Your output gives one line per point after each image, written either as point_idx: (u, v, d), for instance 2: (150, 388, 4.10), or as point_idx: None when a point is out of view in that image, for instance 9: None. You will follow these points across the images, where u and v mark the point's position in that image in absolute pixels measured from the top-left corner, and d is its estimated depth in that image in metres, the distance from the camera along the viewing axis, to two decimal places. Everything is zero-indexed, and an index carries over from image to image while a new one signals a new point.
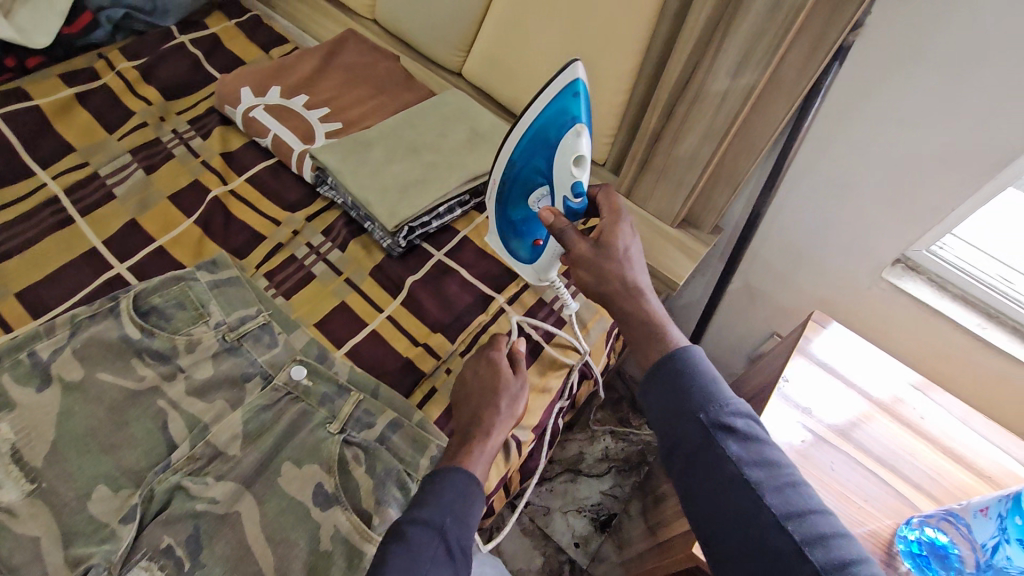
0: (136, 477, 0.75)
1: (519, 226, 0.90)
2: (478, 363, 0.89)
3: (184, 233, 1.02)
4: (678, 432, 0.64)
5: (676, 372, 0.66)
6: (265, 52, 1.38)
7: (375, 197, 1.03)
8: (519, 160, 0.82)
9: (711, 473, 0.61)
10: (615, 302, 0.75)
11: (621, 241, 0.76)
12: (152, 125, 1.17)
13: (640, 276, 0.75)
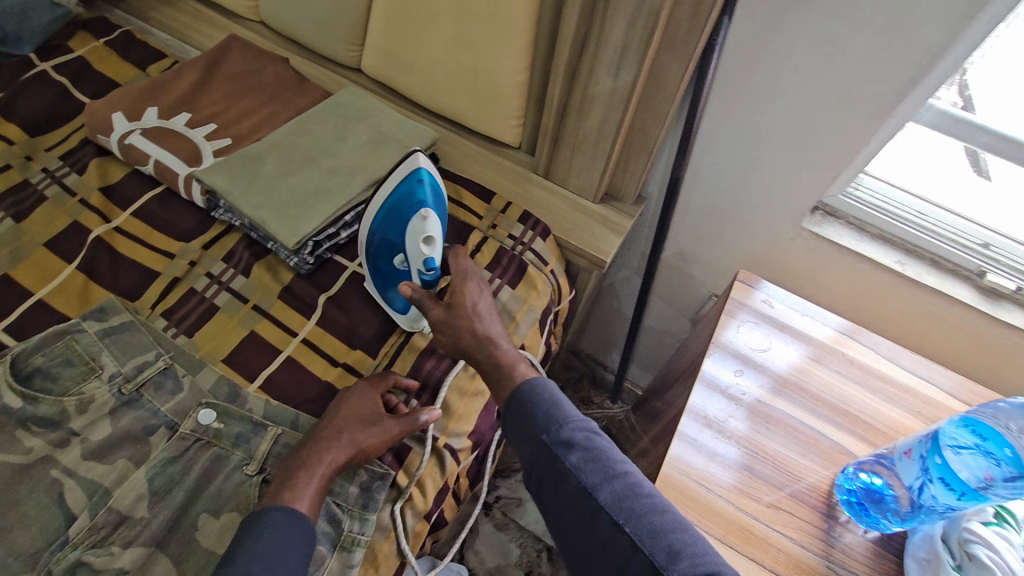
0: (32, 560, 0.69)
1: (390, 280, 0.94)
2: (345, 391, 0.84)
3: (66, 281, 0.94)
4: (529, 455, 0.71)
5: (524, 401, 0.74)
6: (140, 70, 1.28)
7: (271, 215, 0.96)
8: (377, 233, 0.91)
9: (559, 485, 0.68)
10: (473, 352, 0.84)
11: (468, 298, 0.87)
12: (18, 167, 1.07)
13: (489, 327, 0.85)
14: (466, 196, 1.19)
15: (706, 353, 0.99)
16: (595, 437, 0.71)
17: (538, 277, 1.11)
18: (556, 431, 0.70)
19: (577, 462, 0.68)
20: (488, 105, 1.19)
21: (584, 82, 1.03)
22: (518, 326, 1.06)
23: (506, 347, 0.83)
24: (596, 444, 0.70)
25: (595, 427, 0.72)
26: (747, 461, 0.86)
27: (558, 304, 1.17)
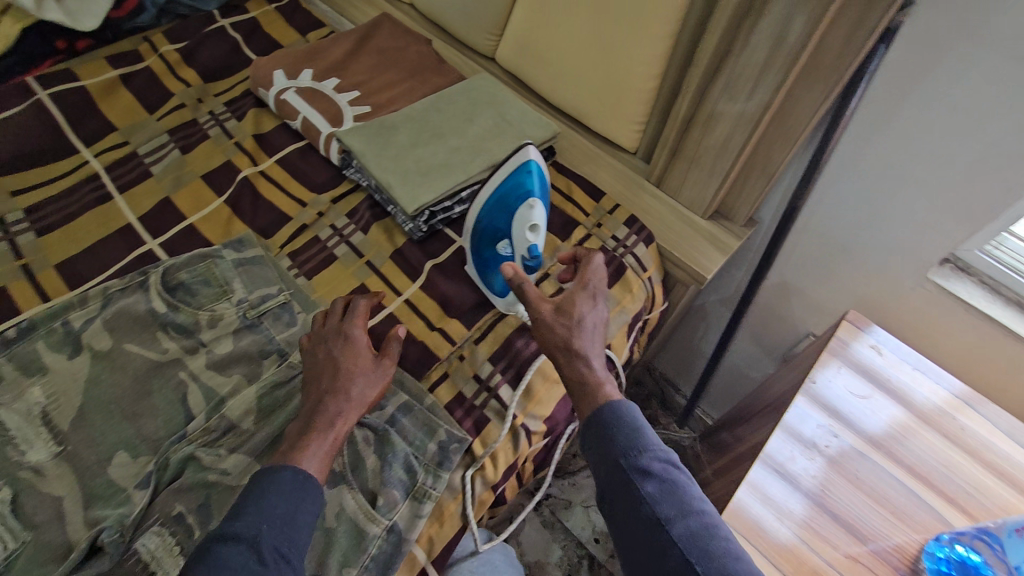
0: (155, 445, 0.78)
1: (490, 263, 0.95)
2: (334, 342, 0.82)
3: (214, 212, 1.05)
4: (604, 475, 0.72)
5: (607, 420, 0.74)
6: (301, 36, 1.40)
7: (397, 179, 1.02)
8: (483, 224, 0.93)
9: (631, 513, 0.68)
10: (565, 361, 0.82)
11: (579, 307, 0.85)
12: (190, 107, 1.20)
13: (586, 342, 0.83)
14: (576, 193, 1.20)
15: (793, 398, 0.95)
16: (674, 470, 0.71)
17: (635, 281, 1.10)
18: (636, 458, 0.71)
19: (654, 492, 0.68)
20: (613, 106, 1.20)
21: (716, 96, 1.02)
22: (608, 325, 1.05)
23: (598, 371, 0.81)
24: (675, 477, 0.70)
25: (676, 461, 0.72)
26: (827, 506, 0.82)
27: (650, 313, 1.15)
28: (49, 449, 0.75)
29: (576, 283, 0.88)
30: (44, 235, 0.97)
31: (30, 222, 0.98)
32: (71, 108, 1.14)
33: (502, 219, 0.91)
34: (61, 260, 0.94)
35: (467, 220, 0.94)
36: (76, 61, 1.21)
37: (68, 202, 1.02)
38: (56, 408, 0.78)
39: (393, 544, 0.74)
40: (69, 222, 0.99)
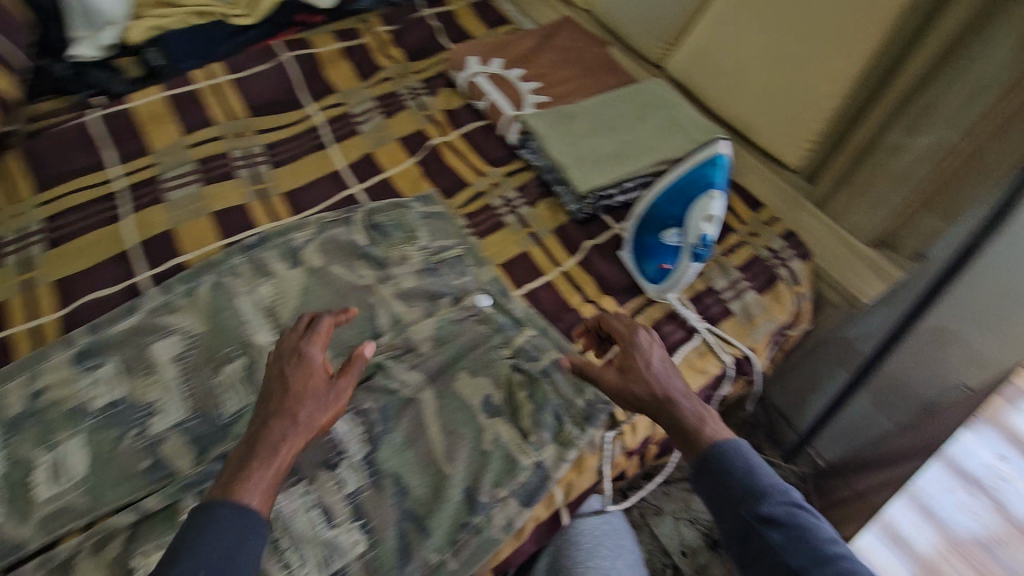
0: (349, 350, 0.89)
1: (650, 250, 0.99)
2: (287, 360, 0.70)
3: (406, 170, 1.17)
4: (727, 522, 0.69)
5: (719, 464, 0.71)
6: (490, 30, 1.49)
7: (572, 162, 1.05)
8: (651, 215, 0.99)
9: (763, 563, 0.65)
10: (659, 410, 0.77)
11: (641, 361, 0.80)
12: (394, 81, 1.33)
13: (669, 385, 0.78)
14: (735, 201, 1.18)
15: (934, 462, 1.18)
16: (799, 513, 0.67)
17: (786, 293, 1.05)
18: (759, 504, 0.68)
19: (781, 542, 0.65)
20: (792, 120, 1.16)
21: (900, 130, 1.05)
22: (754, 330, 0.99)
23: (695, 409, 0.76)
24: (802, 520, 0.66)
25: (800, 501, 0.69)
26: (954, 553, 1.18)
27: (793, 329, 1.08)
28: (272, 334, 0.90)
29: (624, 340, 0.83)
30: (275, 169, 1.13)
31: (265, 155, 1.14)
32: (304, 66, 1.30)
33: (676, 207, 0.96)
34: (288, 189, 1.11)
35: (637, 209, 1.02)
36: (309, 33, 1.37)
37: (293, 144, 1.18)
38: (278, 305, 0.93)
39: (538, 476, 0.80)
40: (293, 161, 1.15)
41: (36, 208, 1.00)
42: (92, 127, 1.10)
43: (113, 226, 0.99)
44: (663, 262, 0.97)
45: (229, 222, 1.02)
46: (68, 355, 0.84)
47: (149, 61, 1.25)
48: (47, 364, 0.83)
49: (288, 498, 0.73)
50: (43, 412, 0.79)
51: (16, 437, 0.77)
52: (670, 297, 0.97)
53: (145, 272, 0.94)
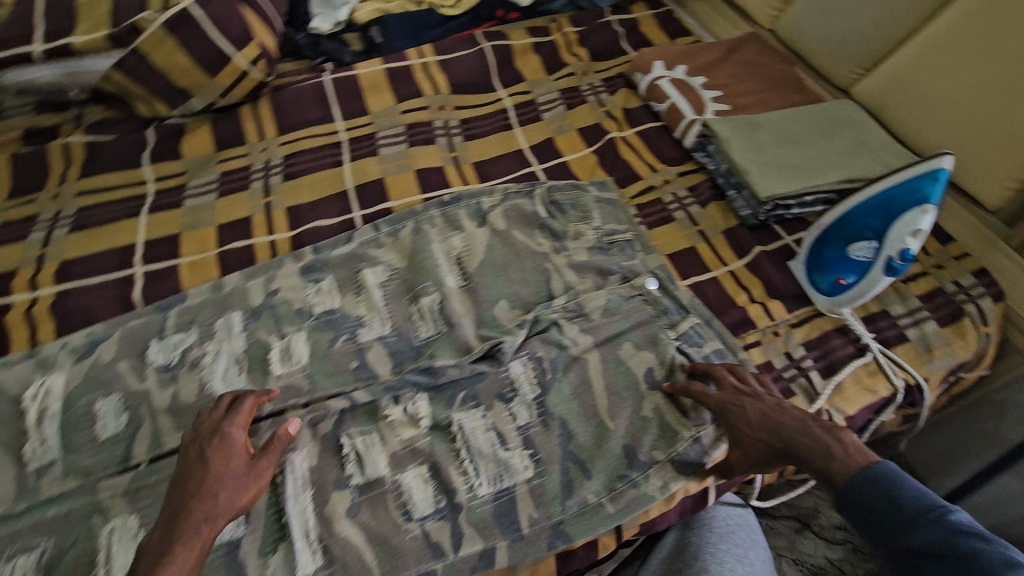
0: (526, 305, 0.97)
1: (828, 261, 0.97)
2: (207, 441, 0.72)
3: (584, 158, 1.21)
4: (885, 556, 0.64)
5: (854, 500, 0.67)
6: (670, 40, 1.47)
7: (754, 168, 1.07)
8: (840, 226, 0.96)
9: None
10: (788, 456, 0.74)
11: (742, 417, 0.78)
12: (577, 76, 1.36)
13: (781, 433, 0.75)
14: None
15: None
16: (959, 539, 0.59)
17: (971, 331, 0.98)
18: (906, 538, 0.62)
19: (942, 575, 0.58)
20: (1007, 156, 1.07)
21: None
22: (931, 360, 0.95)
23: (816, 444, 0.72)
24: (964, 545, 0.58)
25: (962, 525, 0.60)
26: None
27: (970, 371, 1.00)
28: (457, 279, 1.00)
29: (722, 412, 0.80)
30: (466, 141, 1.22)
31: (460, 129, 1.24)
32: (498, 55, 1.37)
33: (877, 219, 0.91)
34: (476, 159, 1.20)
35: (828, 215, 0.97)
36: (505, 27, 1.43)
37: (482, 124, 1.26)
38: (465, 258, 1.02)
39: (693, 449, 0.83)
40: (481, 138, 1.23)
41: (278, 146, 1.17)
42: (328, 87, 1.25)
43: (338, 170, 1.14)
44: (839, 276, 0.96)
45: (428, 179, 1.14)
46: (297, 268, 0.99)
47: (371, 38, 1.39)
48: (280, 270, 0.99)
49: (469, 417, 0.83)
50: (276, 306, 0.94)
51: (256, 322, 0.93)
52: (844, 313, 0.96)
53: (358, 210, 1.08)
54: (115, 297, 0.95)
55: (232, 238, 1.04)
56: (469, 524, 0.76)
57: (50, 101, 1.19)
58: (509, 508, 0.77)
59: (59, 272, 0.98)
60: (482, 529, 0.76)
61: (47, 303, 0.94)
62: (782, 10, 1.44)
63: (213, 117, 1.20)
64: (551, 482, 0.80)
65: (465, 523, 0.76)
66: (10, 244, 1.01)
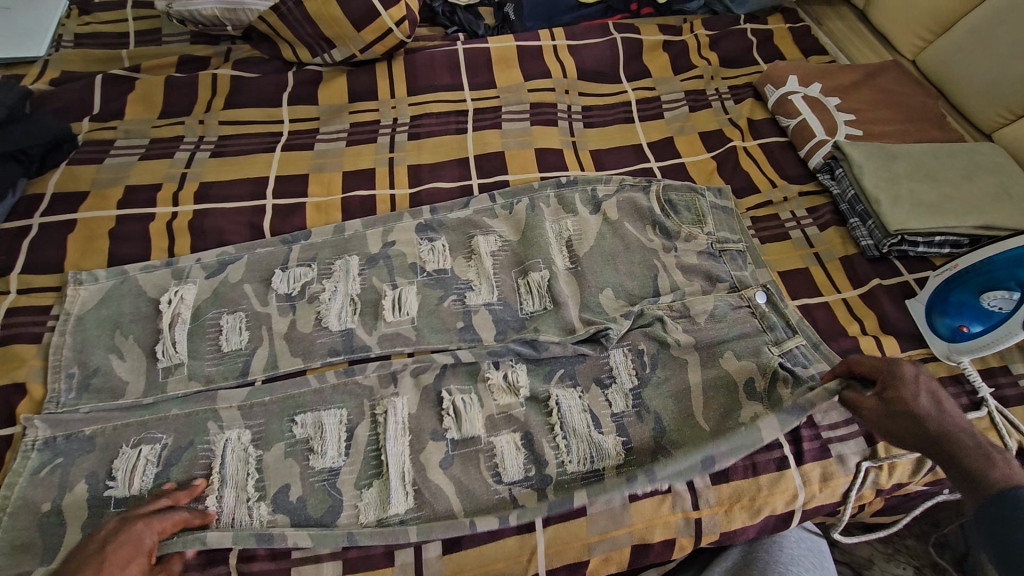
0: (631, 298, 0.97)
1: (953, 306, 0.93)
2: (113, 537, 0.67)
3: (703, 162, 1.20)
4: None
5: (1001, 509, 0.62)
6: (804, 56, 1.42)
7: (886, 198, 1.03)
8: (979, 270, 0.90)
9: None
10: (934, 450, 0.70)
11: (909, 391, 0.74)
12: (705, 80, 1.34)
13: (942, 419, 0.71)
14: None
15: None
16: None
17: None
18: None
19: None
20: None
21: None
22: None
23: (974, 448, 0.68)
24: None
25: None
26: None
27: None
28: (566, 262, 1.01)
29: (890, 374, 0.77)
30: (586, 129, 1.23)
31: (582, 116, 1.25)
32: (628, 48, 1.36)
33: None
34: (594, 147, 1.20)
35: (963, 259, 0.92)
36: (638, 21, 1.43)
37: (604, 113, 1.26)
38: (575, 241, 1.03)
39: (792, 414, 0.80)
40: (601, 127, 1.24)
41: (406, 106, 1.20)
42: (460, 57, 1.27)
43: (461, 137, 1.17)
44: (963, 323, 0.92)
45: (546, 160, 1.15)
46: (414, 224, 1.02)
47: (505, 14, 1.40)
48: (398, 224, 1.02)
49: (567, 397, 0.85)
50: (392, 258, 0.98)
51: (372, 269, 0.96)
52: (961, 363, 0.91)
53: (476, 179, 1.11)
54: (246, 225, 1.01)
55: (356, 186, 1.08)
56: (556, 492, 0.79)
57: (205, 33, 1.26)
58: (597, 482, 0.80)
59: (198, 193, 1.04)
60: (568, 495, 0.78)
61: (186, 219, 1.00)
62: (930, 42, 1.37)
63: (349, 70, 1.25)
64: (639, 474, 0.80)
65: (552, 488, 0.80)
66: (158, 159, 1.08)
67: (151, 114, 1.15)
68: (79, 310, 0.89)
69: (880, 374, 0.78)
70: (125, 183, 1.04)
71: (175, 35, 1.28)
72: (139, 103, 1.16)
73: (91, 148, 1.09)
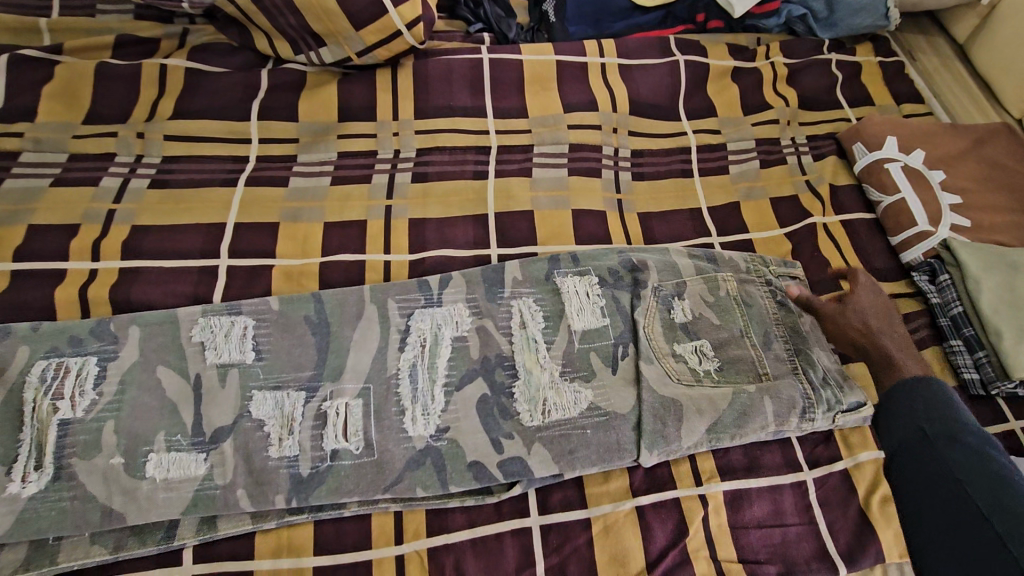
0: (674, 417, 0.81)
1: None
2: None
3: (775, 240, 0.97)
4: (904, 432, 0.76)
5: (912, 394, 0.77)
6: (896, 102, 1.17)
7: (1010, 331, 0.83)
8: None
9: (922, 463, 0.73)
10: (870, 346, 0.82)
11: (863, 296, 0.85)
12: (780, 125, 1.09)
13: (880, 326, 0.84)
14: None
15: None
16: (981, 448, 0.71)
17: None
18: (941, 443, 0.73)
19: (961, 451, 0.71)
20: None
21: None
22: None
23: (895, 345, 0.82)
24: (987, 456, 0.70)
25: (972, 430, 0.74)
26: None
27: None
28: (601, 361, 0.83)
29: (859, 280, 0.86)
30: (635, 181, 0.99)
31: (630, 163, 1.00)
32: (691, 75, 1.10)
33: None
34: (644, 209, 0.96)
35: None
36: (705, 38, 1.16)
37: (657, 161, 1.02)
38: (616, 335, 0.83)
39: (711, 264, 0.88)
40: (652, 180, 0.99)
41: (411, 133, 0.94)
42: (484, 70, 1.00)
43: (480, 184, 0.92)
44: None
45: (585, 226, 0.91)
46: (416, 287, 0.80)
47: (541, 13, 1.13)
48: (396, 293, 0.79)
49: (579, 390, 0.75)
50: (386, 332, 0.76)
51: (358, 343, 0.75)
52: None
53: (496, 246, 0.87)
54: (188, 298, 0.76)
55: (341, 245, 0.84)
56: (514, 309, 0.80)
57: (155, 7, 0.96)
58: (554, 296, 0.81)
59: (128, 242, 0.79)
60: (510, 287, 0.81)
61: (107, 285, 0.75)
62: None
63: (341, 74, 0.96)
64: (575, 292, 0.81)
65: (504, 310, 0.79)
66: (77, 187, 0.82)
67: (74, 117, 0.87)
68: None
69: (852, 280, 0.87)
70: (29, 222, 0.78)
71: (114, 3, 0.97)
72: (58, 101, 0.87)
73: None
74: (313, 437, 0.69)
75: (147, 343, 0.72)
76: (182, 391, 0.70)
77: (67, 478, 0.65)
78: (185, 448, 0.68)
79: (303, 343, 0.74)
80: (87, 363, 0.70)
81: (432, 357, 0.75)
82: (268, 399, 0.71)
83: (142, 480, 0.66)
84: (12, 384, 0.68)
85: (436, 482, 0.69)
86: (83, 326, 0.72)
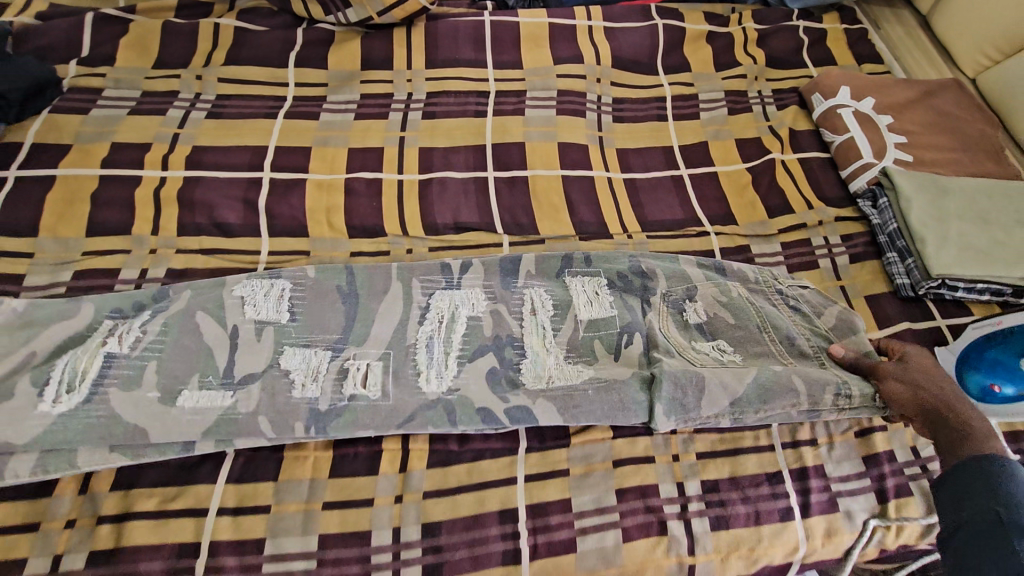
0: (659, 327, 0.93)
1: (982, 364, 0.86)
2: None
3: (737, 173, 1.11)
4: (965, 517, 0.62)
5: (977, 469, 0.63)
6: (857, 62, 1.31)
7: (932, 239, 0.96)
8: None
9: (994, 558, 0.58)
10: (947, 412, 0.71)
11: (929, 368, 0.77)
12: (748, 80, 1.24)
13: (954, 397, 0.72)
14: None
15: None
16: None
17: None
18: (1017, 541, 0.57)
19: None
20: None
21: None
22: None
23: (981, 421, 0.69)
24: None
25: None
26: None
27: None
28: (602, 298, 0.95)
29: (914, 351, 0.81)
30: (615, 123, 1.14)
31: (611, 108, 1.15)
32: (669, 36, 1.25)
33: None
34: (622, 145, 1.11)
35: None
36: (683, 6, 1.31)
37: (636, 108, 1.17)
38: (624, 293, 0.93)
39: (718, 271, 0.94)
40: (631, 123, 1.14)
41: (422, 80, 1.11)
42: (487, 31, 1.17)
43: (480, 122, 1.07)
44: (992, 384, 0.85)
45: (569, 157, 1.06)
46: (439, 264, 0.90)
47: None
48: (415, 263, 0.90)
49: (584, 370, 0.82)
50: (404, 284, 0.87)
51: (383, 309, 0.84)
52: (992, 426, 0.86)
53: (492, 171, 1.03)
54: (239, 201, 0.93)
55: (361, 166, 1.00)
56: (526, 298, 0.88)
57: None
58: (564, 289, 0.89)
59: (190, 157, 0.96)
60: (524, 277, 0.90)
61: (175, 188, 0.93)
62: (996, 61, 1.26)
63: (364, 32, 1.14)
64: (585, 288, 0.89)
65: (517, 297, 0.88)
66: (149, 115, 1.00)
67: (145, 61, 1.05)
68: (33, 330, 0.76)
69: (905, 352, 0.81)
70: (112, 140, 0.96)
71: None
72: (133, 48, 1.06)
73: (76, 95, 1.01)
74: (334, 384, 0.77)
75: (193, 296, 0.82)
76: (218, 338, 0.79)
77: (98, 401, 0.73)
78: (215, 387, 0.76)
79: (334, 309, 0.83)
80: (143, 319, 0.79)
81: (448, 333, 0.83)
82: (296, 353, 0.79)
83: (173, 407, 0.73)
84: (79, 336, 0.77)
85: (446, 421, 0.77)
86: (146, 295, 0.82)
